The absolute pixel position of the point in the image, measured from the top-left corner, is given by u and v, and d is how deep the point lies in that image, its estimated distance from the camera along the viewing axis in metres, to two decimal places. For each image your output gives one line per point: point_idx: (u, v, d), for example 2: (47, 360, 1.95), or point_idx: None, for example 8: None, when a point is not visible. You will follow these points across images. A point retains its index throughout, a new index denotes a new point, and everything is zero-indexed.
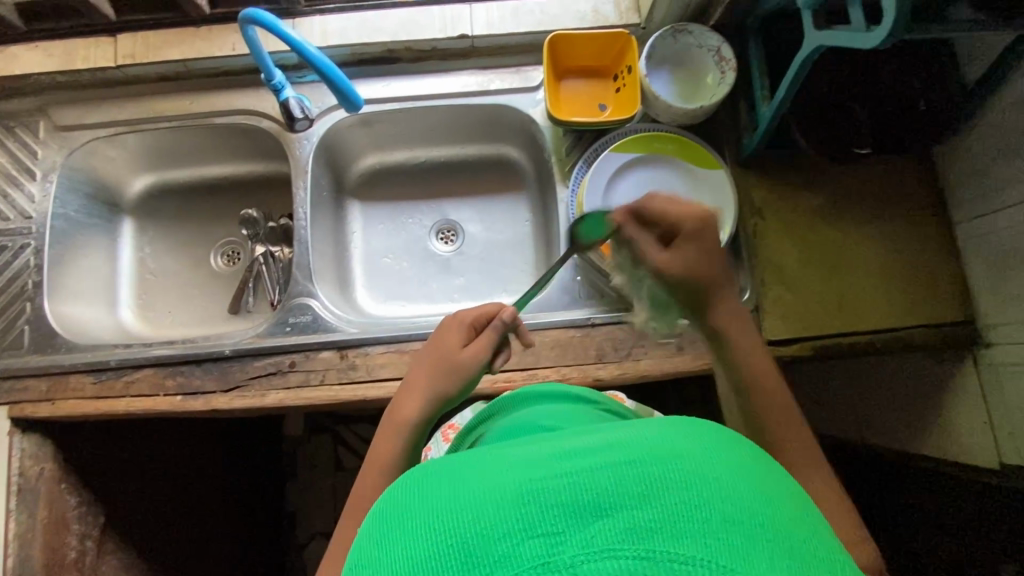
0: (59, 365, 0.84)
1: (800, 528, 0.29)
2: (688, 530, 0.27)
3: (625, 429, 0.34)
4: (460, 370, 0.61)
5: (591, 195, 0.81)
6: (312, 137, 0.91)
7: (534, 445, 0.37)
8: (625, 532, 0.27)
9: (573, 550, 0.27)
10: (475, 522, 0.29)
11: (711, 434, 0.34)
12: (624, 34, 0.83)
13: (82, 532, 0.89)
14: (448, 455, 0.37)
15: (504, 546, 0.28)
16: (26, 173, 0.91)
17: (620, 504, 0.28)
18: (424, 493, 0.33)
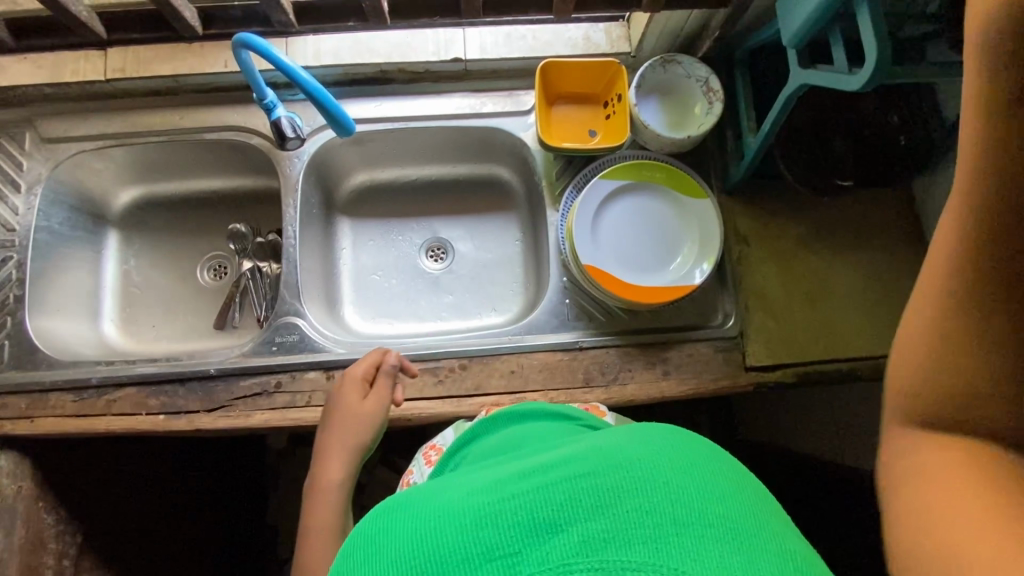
0: (39, 382, 0.82)
1: (749, 518, 0.33)
2: (638, 536, 0.31)
3: (578, 446, 0.38)
4: (368, 419, 0.74)
5: (581, 219, 0.82)
6: (303, 156, 0.91)
7: (494, 468, 0.41)
8: (577, 547, 0.31)
9: (531, 567, 0.30)
10: (437, 550, 0.32)
11: (657, 436, 0.38)
12: (614, 63, 0.85)
13: (58, 551, 0.87)
14: (410, 489, 0.40)
15: (466, 570, 0.31)
16: (10, 184, 0.90)
17: (573, 519, 0.32)
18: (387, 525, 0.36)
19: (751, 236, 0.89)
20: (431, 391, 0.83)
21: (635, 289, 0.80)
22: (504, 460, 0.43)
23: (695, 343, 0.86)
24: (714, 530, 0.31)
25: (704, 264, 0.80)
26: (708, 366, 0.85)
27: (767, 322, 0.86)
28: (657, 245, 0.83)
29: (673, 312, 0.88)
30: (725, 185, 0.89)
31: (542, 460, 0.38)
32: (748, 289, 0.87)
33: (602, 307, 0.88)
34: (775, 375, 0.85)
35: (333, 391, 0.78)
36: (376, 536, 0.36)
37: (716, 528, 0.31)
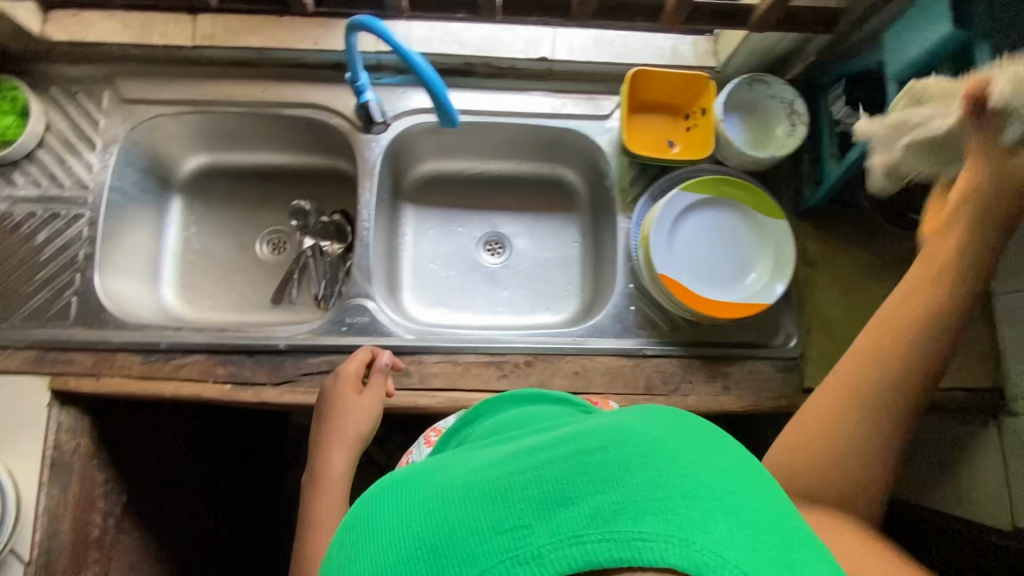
0: (107, 341, 0.83)
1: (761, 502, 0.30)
2: (651, 508, 0.29)
3: (591, 423, 0.37)
4: (367, 413, 0.74)
5: (658, 230, 0.83)
6: (381, 141, 0.91)
7: (505, 448, 0.41)
8: (588, 519, 0.29)
9: (541, 540, 0.29)
10: (441, 527, 0.32)
11: (671, 420, 0.37)
12: (703, 77, 0.85)
13: (104, 510, 0.88)
14: (417, 474, 0.40)
15: (470, 545, 0.30)
16: (86, 142, 0.90)
17: (583, 492, 0.30)
18: (395, 507, 0.36)
19: (817, 260, 0.90)
20: (496, 384, 0.84)
21: (710, 303, 0.81)
22: (515, 439, 0.43)
23: (756, 360, 0.88)
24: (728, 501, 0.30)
25: (778, 283, 0.82)
26: (768, 385, 0.87)
27: (827, 344, 0.88)
28: (729, 261, 0.84)
29: (735, 328, 0.89)
30: (798, 208, 0.90)
31: (552, 437, 0.37)
32: (810, 311, 0.89)
33: (666, 317, 0.89)
34: None
35: (326, 388, 0.77)
36: (381, 517, 0.36)
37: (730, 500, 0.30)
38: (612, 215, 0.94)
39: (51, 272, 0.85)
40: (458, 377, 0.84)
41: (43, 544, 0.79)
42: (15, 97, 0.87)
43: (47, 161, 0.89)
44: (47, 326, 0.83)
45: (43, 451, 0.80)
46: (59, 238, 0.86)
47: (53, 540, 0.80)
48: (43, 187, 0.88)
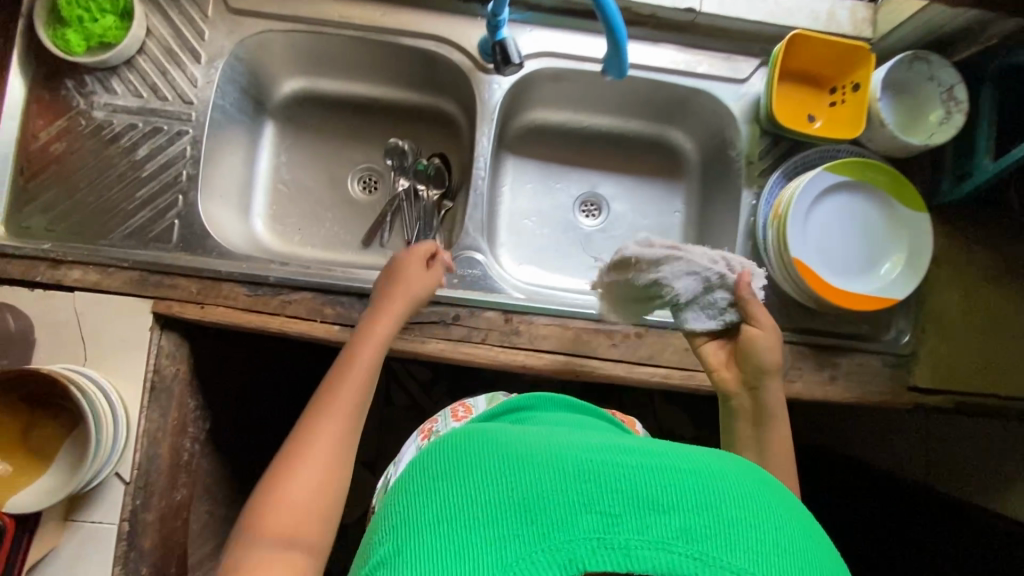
0: (212, 269, 0.80)
1: (816, 554, 0.39)
2: (737, 544, 0.37)
3: (674, 444, 0.45)
4: (423, 286, 0.74)
5: (795, 212, 0.79)
6: (501, 83, 0.86)
7: (582, 435, 0.47)
8: (674, 531, 0.37)
9: (629, 533, 0.38)
10: (545, 490, 0.39)
11: (739, 464, 0.44)
12: (864, 47, 0.79)
13: (193, 435, 0.88)
14: (506, 430, 0.46)
15: (573, 516, 0.38)
16: (191, 53, 0.84)
17: (677, 507, 0.38)
18: (495, 454, 0.43)
19: (942, 257, 0.87)
20: (606, 353, 0.82)
21: (839, 292, 0.79)
22: (590, 430, 0.50)
23: (865, 353, 0.86)
24: (787, 558, 0.38)
25: (909, 281, 0.79)
26: (874, 379, 0.85)
27: (939, 346, 0.86)
28: (859, 251, 0.81)
29: (848, 319, 0.87)
30: (932, 201, 0.86)
31: (636, 442, 0.44)
32: (926, 310, 0.87)
33: (780, 301, 0.86)
34: (932, 399, 0.86)
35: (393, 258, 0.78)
36: (478, 458, 0.43)
37: (790, 556, 0.38)
38: (733, 189, 0.90)
39: (153, 190, 0.81)
40: (568, 342, 0.81)
41: (142, 464, 0.78)
42: None
43: (147, 70, 0.83)
44: (148, 247, 0.80)
45: (144, 373, 0.78)
46: (162, 154, 0.82)
47: (152, 462, 0.79)
48: (143, 98, 0.82)
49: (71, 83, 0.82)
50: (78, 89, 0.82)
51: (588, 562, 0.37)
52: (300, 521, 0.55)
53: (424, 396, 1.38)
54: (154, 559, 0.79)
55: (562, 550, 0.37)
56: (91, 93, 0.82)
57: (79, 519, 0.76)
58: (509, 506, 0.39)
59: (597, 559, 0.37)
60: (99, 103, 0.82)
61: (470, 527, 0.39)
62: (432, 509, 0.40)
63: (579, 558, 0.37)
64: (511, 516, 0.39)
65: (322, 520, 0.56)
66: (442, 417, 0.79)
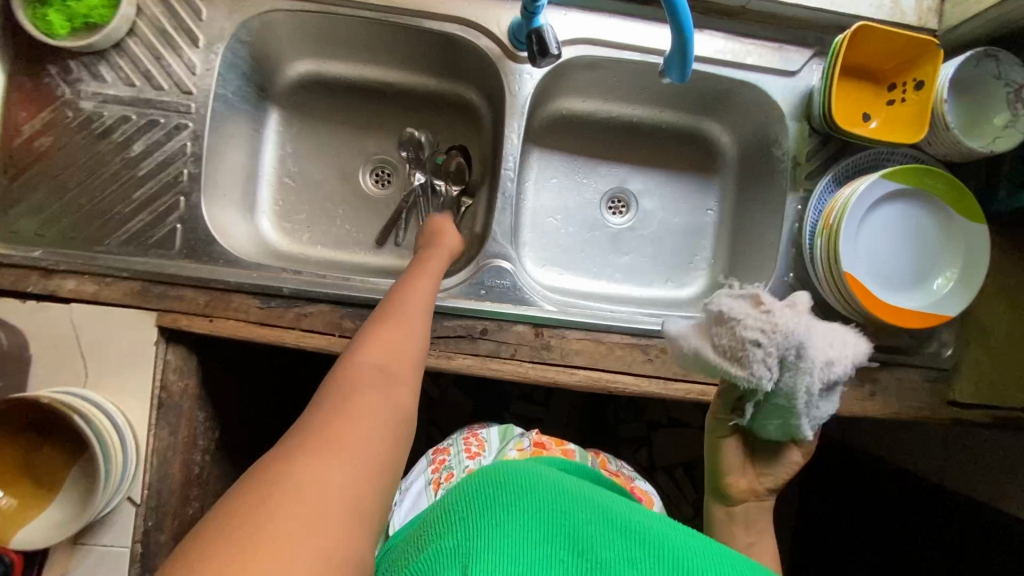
0: (221, 279, 0.74)
1: None
2: None
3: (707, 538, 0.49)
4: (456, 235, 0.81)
5: (848, 223, 0.74)
6: (532, 73, 0.79)
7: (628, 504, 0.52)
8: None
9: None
10: (592, 536, 0.44)
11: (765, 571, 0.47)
12: (932, 41, 0.72)
13: (204, 448, 0.83)
14: (565, 481, 0.52)
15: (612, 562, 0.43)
16: (188, 35, 0.75)
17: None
18: (559, 497, 0.48)
19: (991, 268, 0.83)
20: (640, 368, 0.78)
21: (890, 309, 0.74)
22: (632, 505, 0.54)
23: (906, 368, 0.82)
24: None
25: (962, 299, 0.75)
26: (913, 394, 0.82)
27: (983, 359, 0.83)
28: (911, 264, 0.77)
29: (890, 332, 0.83)
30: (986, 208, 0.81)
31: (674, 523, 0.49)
32: (971, 322, 0.83)
33: (821, 313, 0.82)
34: (971, 413, 0.83)
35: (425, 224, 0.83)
36: (543, 496, 0.48)
37: None
38: (776, 191, 0.84)
39: (151, 191, 0.74)
40: (600, 357, 0.77)
41: (153, 485, 0.74)
42: None
43: (139, 54, 0.74)
44: (149, 254, 0.74)
45: (151, 391, 0.73)
46: (159, 151, 0.74)
47: (163, 481, 0.75)
48: (136, 87, 0.74)
49: (55, 69, 0.73)
50: (62, 76, 0.73)
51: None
52: (390, 366, 0.53)
53: (433, 387, 1.29)
54: None
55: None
56: (77, 81, 0.73)
57: (89, 543, 0.72)
58: (566, 545, 0.43)
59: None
60: (87, 92, 0.74)
61: (528, 547, 0.42)
62: (497, 520, 0.44)
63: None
64: (559, 546, 0.43)
65: (409, 377, 0.54)
66: (454, 446, 0.78)
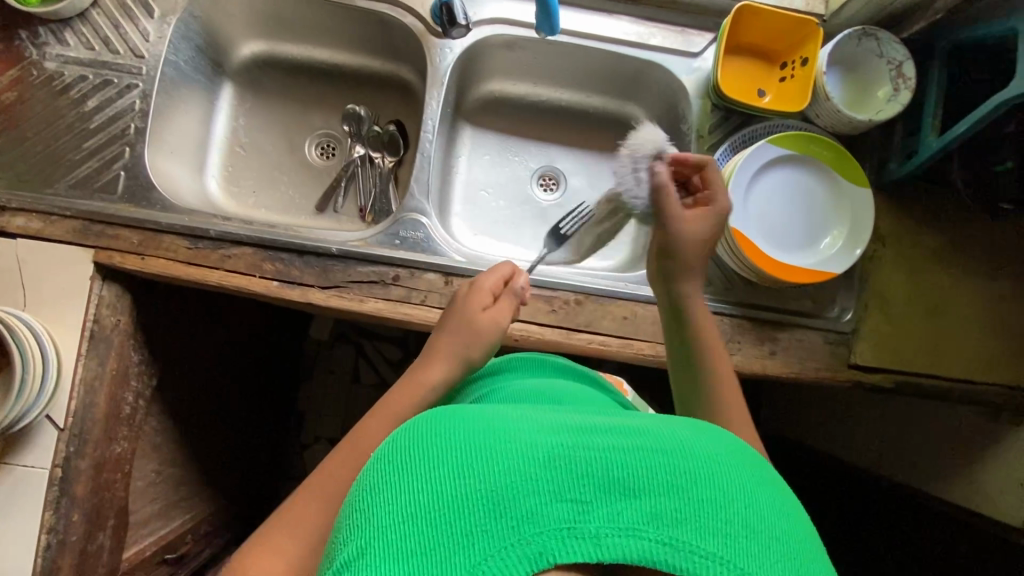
0: (155, 221, 0.80)
1: (783, 521, 0.37)
2: (711, 527, 0.34)
3: (647, 423, 0.42)
4: (487, 331, 0.70)
5: (736, 184, 0.79)
6: (454, 48, 0.86)
7: (556, 415, 0.43)
8: (646, 516, 0.34)
9: (600, 522, 0.34)
10: (505, 474, 0.35)
11: (705, 431, 0.42)
12: (812, 22, 0.79)
13: (137, 391, 0.88)
14: (465, 410, 0.41)
15: (535, 503, 0.34)
16: (144, 8, 0.84)
17: (647, 491, 0.35)
18: (458, 437, 0.38)
19: (889, 236, 0.87)
20: (544, 318, 0.82)
21: (778, 266, 0.78)
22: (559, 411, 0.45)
23: (804, 330, 0.86)
24: (755, 537, 0.35)
25: (849, 254, 0.79)
26: (813, 355, 0.85)
27: (882, 325, 0.86)
28: (803, 225, 0.81)
29: (792, 295, 0.87)
30: (880, 179, 0.86)
31: (607, 425, 0.41)
32: (872, 287, 0.86)
33: (724, 276, 0.86)
34: (874, 377, 0.86)
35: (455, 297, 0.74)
36: (439, 444, 0.37)
37: (759, 536, 0.35)
38: None
39: (101, 141, 0.82)
40: None
41: (78, 412, 0.79)
42: None
43: (100, 23, 0.84)
44: (93, 197, 0.81)
45: (84, 323, 0.78)
46: (110, 107, 0.83)
47: (88, 409, 0.80)
48: (95, 51, 0.83)
49: (25, 34, 0.83)
50: (32, 41, 0.83)
51: (557, 555, 0.34)
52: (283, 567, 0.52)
53: None
54: (87, 506, 0.82)
55: (530, 544, 0.34)
56: (44, 44, 0.83)
57: (12, 462, 0.77)
58: (474, 497, 0.34)
59: (568, 551, 0.34)
60: (52, 54, 0.83)
61: (431, 525, 0.34)
62: (387, 503, 0.35)
63: (549, 551, 0.34)
64: (470, 508, 0.34)
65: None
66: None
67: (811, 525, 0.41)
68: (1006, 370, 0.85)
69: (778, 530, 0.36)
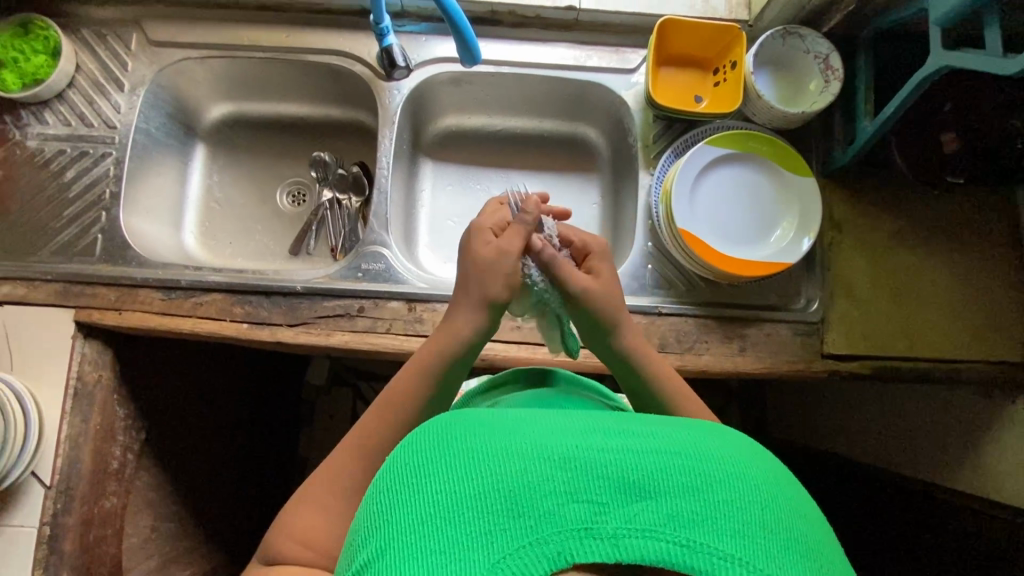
0: (130, 277, 0.84)
1: (804, 525, 0.35)
2: (729, 529, 0.33)
3: (660, 425, 0.40)
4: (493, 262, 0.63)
5: (680, 185, 0.81)
6: (402, 89, 0.92)
7: (572, 416, 0.42)
8: (662, 517, 0.33)
9: (616, 523, 0.33)
10: (519, 475, 0.34)
11: (719, 433, 0.40)
12: (734, 28, 0.83)
13: (124, 445, 0.90)
14: (479, 411, 0.40)
15: (550, 503, 0.33)
16: (114, 82, 0.91)
17: (663, 492, 0.34)
18: (476, 437, 0.37)
19: (845, 223, 0.87)
20: (508, 335, 0.84)
21: (732, 261, 0.80)
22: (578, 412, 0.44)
23: (773, 324, 0.86)
24: (774, 540, 0.33)
25: (806, 236, 0.80)
26: (784, 348, 0.85)
27: (851, 310, 0.85)
28: (754, 219, 0.83)
29: (755, 290, 0.87)
30: (827, 169, 0.88)
31: (622, 426, 0.40)
32: (835, 275, 0.86)
33: (685, 278, 0.87)
34: (850, 366, 0.84)
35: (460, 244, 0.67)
36: (457, 444, 0.37)
37: (778, 539, 0.33)
38: (634, 172, 0.92)
39: (78, 209, 0.88)
40: None
41: (63, 468, 0.81)
42: (48, 36, 0.88)
43: (76, 101, 0.91)
44: (73, 260, 0.86)
45: (67, 381, 0.82)
46: (87, 175, 0.89)
47: (74, 466, 0.82)
48: (72, 126, 0.90)
49: (9, 118, 0.90)
50: (14, 123, 0.90)
51: (577, 554, 0.32)
52: None
53: None
54: (78, 564, 0.83)
55: (547, 544, 0.33)
56: (25, 125, 0.90)
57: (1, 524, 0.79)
58: (492, 496, 0.34)
59: (585, 550, 0.32)
60: (33, 133, 0.90)
61: (451, 524, 0.33)
62: (406, 503, 0.35)
63: (567, 550, 0.32)
64: (486, 507, 0.33)
65: None
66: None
67: (836, 537, 0.38)
68: (985, 345, 0.83)
69: (802, 537, 0.34)
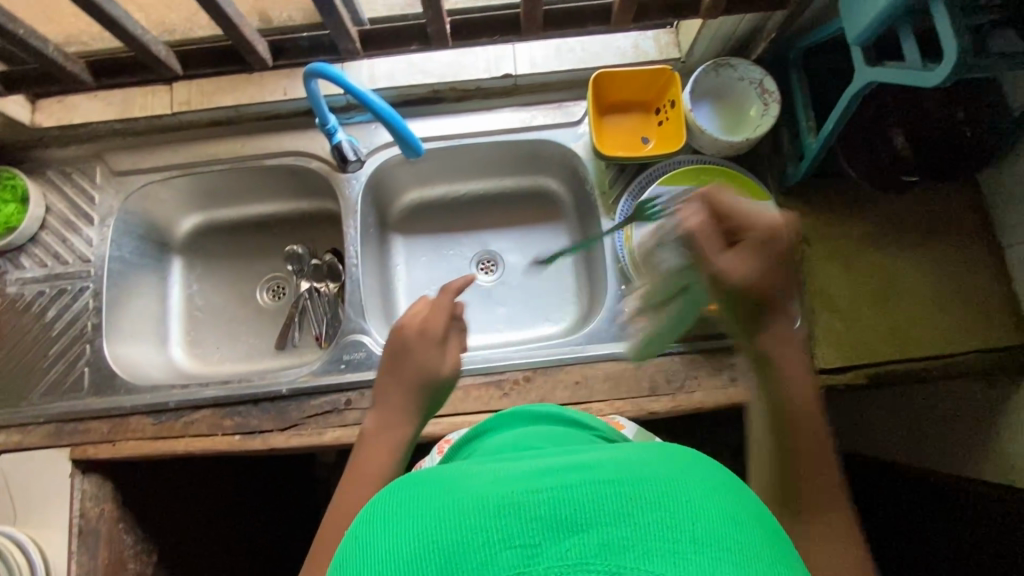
0: (120, 407, 0.85)
1: (752, 536, 0.31)
2: (664, 549, 0.29)
3: (603, 454, 0.37)
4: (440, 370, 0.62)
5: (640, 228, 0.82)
6: (360, 178, 0.94)
7: (520, 462, 0.39)
8: (593, 550, 0.29)
9: (549, 563, 0.29)
10: (451, 531, 0.31)
11: (663, 452, 0.37)
12: (667, 69, 0.85)
13: (137, 571, 0.90)
14: (423, 472, 0.38)
15: (481, 555, 0.30)
16: (84, 217, 0.94)
17: (595, 523, 0.30)
18: (413, 500, 0.34)
19: (812, 235, 0.87)
20: (498, 404, 0.83)
21: None
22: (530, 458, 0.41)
23: None
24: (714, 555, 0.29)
25: None
26: None
27: (835, 322, 0.84)
28: None
29: None
30: (783, 184, 0.89)
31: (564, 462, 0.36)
32: (811, 287, 0.85)
33: None
34: (848, 376, 0.82)
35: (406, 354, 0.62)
36: (396, 512, 0.34)
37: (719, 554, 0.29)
38: (597, 219, 0.93)
39: (61, 347, 0.89)
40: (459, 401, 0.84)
41: None
42: (15, 185, 0.91)
43: (49, 241, 0.93)
44: (63, 399, 0.87)
45: (70, 521, 0.82)
46: (68, 311, 0.91)
47: None
48: (48, 267, 0.92)
49: None
50: None
51: None
52: None
53: None
54: None
55: None
56: (4, 273, 0.92)
57: None
58: (425, 559, 0.31)
59: None
60: (11, 279, 0.92)
61: None
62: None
63: None
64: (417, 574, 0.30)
65: None
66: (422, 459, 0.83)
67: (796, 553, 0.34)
68: (978, 333, 0.82)
69: (743, 547, 0.30)
